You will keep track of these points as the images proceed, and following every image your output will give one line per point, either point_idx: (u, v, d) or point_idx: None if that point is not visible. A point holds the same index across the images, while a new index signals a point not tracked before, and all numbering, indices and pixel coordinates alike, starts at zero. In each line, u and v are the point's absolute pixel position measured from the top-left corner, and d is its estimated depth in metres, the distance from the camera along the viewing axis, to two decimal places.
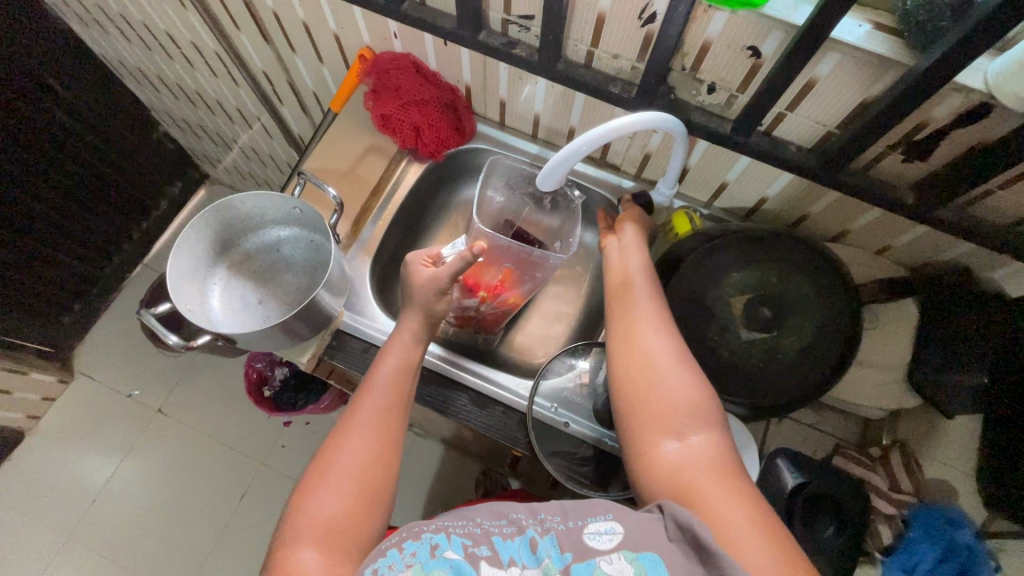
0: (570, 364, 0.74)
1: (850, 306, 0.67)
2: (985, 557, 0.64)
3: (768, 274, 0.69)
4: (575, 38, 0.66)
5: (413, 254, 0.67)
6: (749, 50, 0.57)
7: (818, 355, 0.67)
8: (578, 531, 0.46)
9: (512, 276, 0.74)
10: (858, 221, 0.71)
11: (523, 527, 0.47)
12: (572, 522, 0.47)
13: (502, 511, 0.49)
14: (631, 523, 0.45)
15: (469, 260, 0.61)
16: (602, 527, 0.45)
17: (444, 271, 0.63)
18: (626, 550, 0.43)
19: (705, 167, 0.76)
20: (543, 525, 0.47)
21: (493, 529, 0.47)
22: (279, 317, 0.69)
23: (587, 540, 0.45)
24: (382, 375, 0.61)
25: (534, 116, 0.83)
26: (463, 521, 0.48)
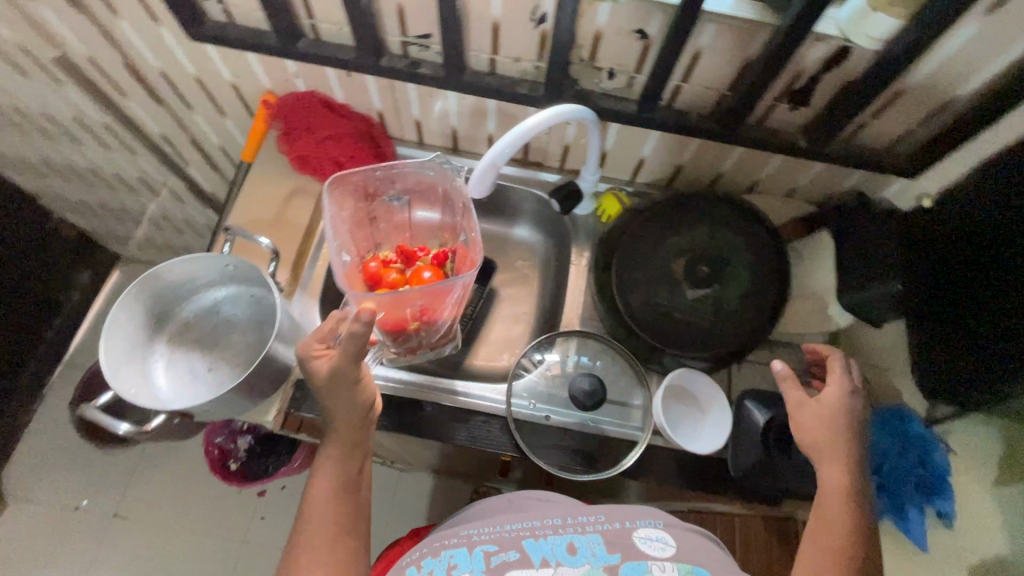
0: (537, 359, 0.76)
1: (775, 251, 0.73)
2: (937, 441, 0.69)
3: (698, 236, 0.75)
4: (475, 49, 0.68)
5: (304, 344, 0.60)
6: (637, 33, 0.62)
7: (759, 298, 0.72)
8: (627, 533, 0.53)
9: (428, 305, 0.66)
10: (765, 171, 0.79)
11: (568, 531, 0.53)
12: (621, 525, 0.54)
13: (537, 522, 0.55)
14: (681, 539, 0.53)
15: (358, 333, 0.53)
16: (650, 534, 0.53)
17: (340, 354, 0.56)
18: (676, 561, 0.50)
19: (621, 147, 0.80)
20: (585, 527, 0.54)
21: (522, 535, 0.53)
22: (233, 381, 0.66)
23: (637, 542, 0.52)
24: (322, 485, 0.59)
25: (451, 130, 0.84)
26: (488, 529, 0.55)
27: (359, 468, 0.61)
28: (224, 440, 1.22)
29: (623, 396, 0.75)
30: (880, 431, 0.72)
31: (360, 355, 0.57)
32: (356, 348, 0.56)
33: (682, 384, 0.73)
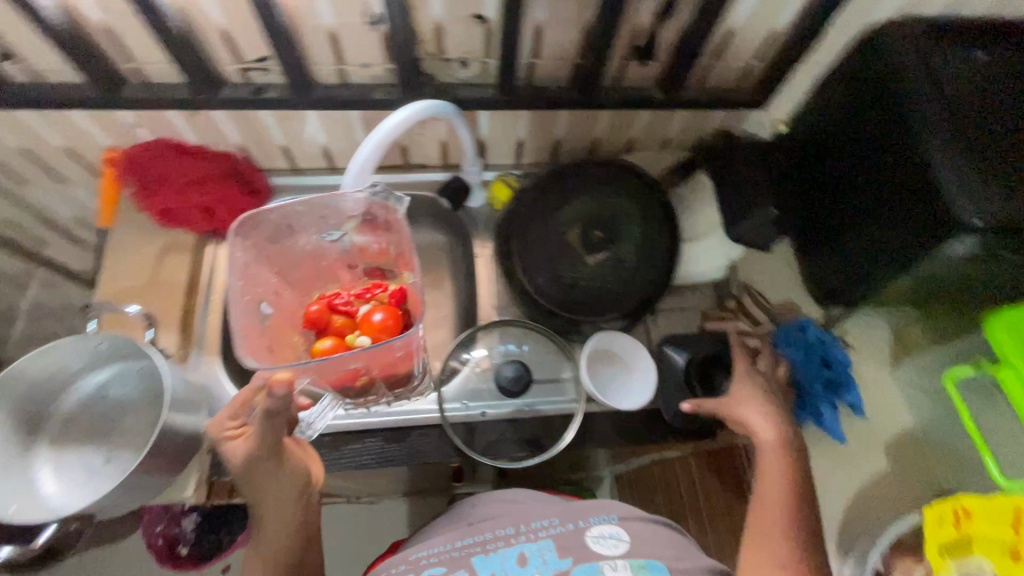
0: (464, 358, 0.76)
1: (660, 202, 0.76)
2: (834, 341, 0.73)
3: (588, 204, 0.76)
4: (319, 62, 0.65)
5: (214, 423, 0.55)
6: (475, 18, 0.61)
7: (654, 249, 0.75)
8: (581, 532, 0.56)
9: (368, 361, 0.62)
10: (636, 128, 0.82)
11: (519, 540, 0.56)
12: (576, 524, 0.57)
13: (489, 533, 0.58)
14: (634, 531, 0.56)
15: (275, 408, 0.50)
16: (605, 531, 0.56)
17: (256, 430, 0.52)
18: (629, 558, 0.54)
19: (496, 132, 0.80)
20: (538, 533, 0.57)
21: (472, 552, 0.56)
22: (126, 469, 0.60)
23: (589, 542, 0.55)
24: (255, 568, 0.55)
25: (321, 150, 0.80)
26: (438, 549, 0.57)
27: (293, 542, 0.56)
28: (166, 525, 1.11)
29: (552, 373, 0.75)
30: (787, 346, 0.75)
31: (277, 435, 0.53)
32: (270, 426, 0.52)
33: (609, 348, 0.76)
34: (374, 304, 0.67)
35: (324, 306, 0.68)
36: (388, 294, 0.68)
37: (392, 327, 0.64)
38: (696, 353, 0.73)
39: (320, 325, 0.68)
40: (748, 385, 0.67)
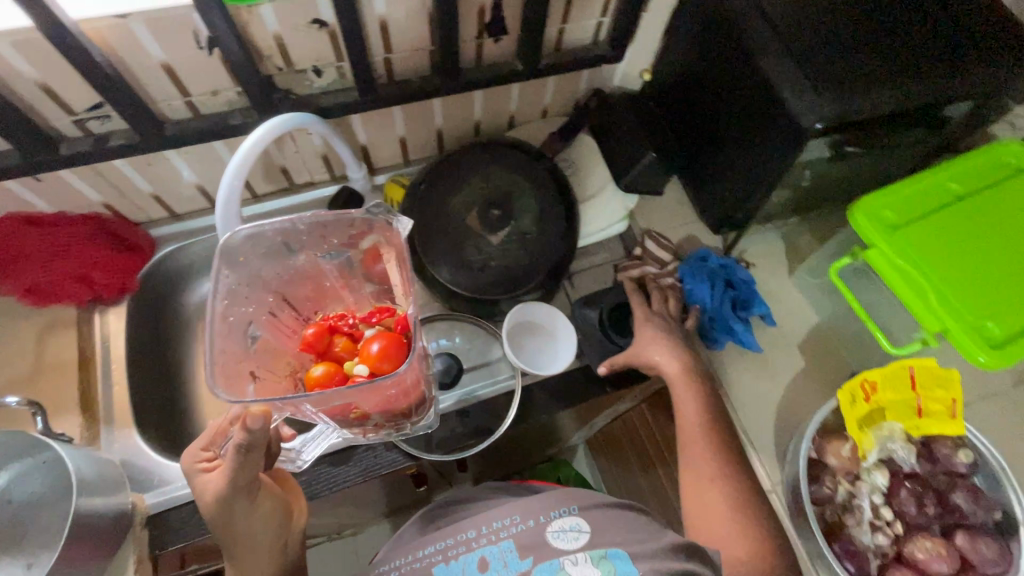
0: None
1: (549, 171, 0.78)
2: (733, 263, 0.78)
3: (479, 186, 0.76)
4: (162, 98, 0.62)
5: (185, 459, 0.53)
6: (316, 24, 0.60)
7: (552, 214, 0.76)
8: (542, 528, 0.57)
9: (358, 397, 0.52)
10: (512, 103, 0.84)
11: (480, 545, 0.57)
12: (537, 520, 0.57)
13: (449, 540, 0.59)
14: (594, 520, 0.57)
15: (246, 438, 0.46)
16: (566, 524, 0.57)
17: (227, 466, 0.49)
18: (588, 548, 0.55)
19: (375, 134, 0.79)
20: (498, 534, 0.57)
21: (435, 560, 0.57)
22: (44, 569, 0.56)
23: (550, 537, 0.56)
24: None
25: (196, 190, 0.76)
26: (403, 562, 0.59)
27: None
28: None
29: (483, 356, 0.77)
30: (691, 278, 0.77)
31: (250, 472, 0.50)
32: (240, 463, 0.49)
33: (525, 317, 0.76)
34: (377, 330, 0.57)
35: (325, 331, 0.59)
36: (395, 320, 0.58)
37: (393, 358, 0.54)
38: (606, 305, 0.76)
39: (319, 351, 0.58)
40: (649, 329, 0.71)
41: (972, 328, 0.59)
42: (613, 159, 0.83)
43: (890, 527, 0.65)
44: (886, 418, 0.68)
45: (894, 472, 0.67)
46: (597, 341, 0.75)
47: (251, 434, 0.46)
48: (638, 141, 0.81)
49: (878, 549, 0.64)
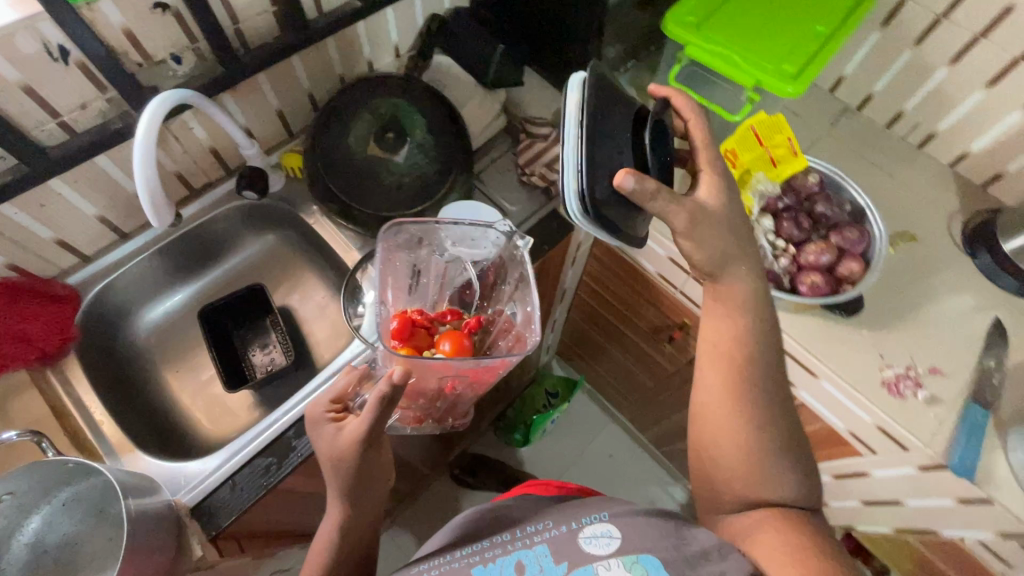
0: (361, 307, 0.81)
1: (423, 86, 0.85)
2: None
3: (368, 119, 0.83)
4: (34, 126, 0.63)
5: (318, 408, 0.61)
6: (157, 7, 0.63)
7: (439, 119, 0.84)
8: (574, 535, 0.53)
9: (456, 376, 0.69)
10: (366, 48, 0.90)
11: (516, 547, 0.54)
12: (572, 526, 0.54)
13: (487, 542, 0.57)
14: (630, 525, 0.52)
15: (386, 391, 0.54)
16: (597, 530, 0.53)
17: (365, 415, 0.57)
18: (621, 554, 0.50)
19: (252, 112, 0.83)
20: (532, 539, 0.55)
21: (475, 561, 0.55)
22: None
23: (582, 543, 0.52)
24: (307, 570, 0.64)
25: (100, 222, 0.77)
26: (439, 561, 0.57)
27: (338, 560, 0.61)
28: None
29: None
30: None
31: (378, 423, 0.57)
32: (381, 409, 0.56)
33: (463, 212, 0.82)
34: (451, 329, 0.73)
35: (411, 322, 0.71)
36: (463, 322, 0.75)
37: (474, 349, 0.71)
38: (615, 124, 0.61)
39: (403, 337, 0.70)
40: None
41: (778, 73, 0.75)
42: (475, 68, 0.93)
43: (788, 249, 0.82)
44: (753, 175, 0.84)
45: (774, 212, 0.84)
46: (611, 152, 0.58)
47: (389, 386, 0.55)
48: (485, 39, 0.92)
49: (785, 270, 0.81)
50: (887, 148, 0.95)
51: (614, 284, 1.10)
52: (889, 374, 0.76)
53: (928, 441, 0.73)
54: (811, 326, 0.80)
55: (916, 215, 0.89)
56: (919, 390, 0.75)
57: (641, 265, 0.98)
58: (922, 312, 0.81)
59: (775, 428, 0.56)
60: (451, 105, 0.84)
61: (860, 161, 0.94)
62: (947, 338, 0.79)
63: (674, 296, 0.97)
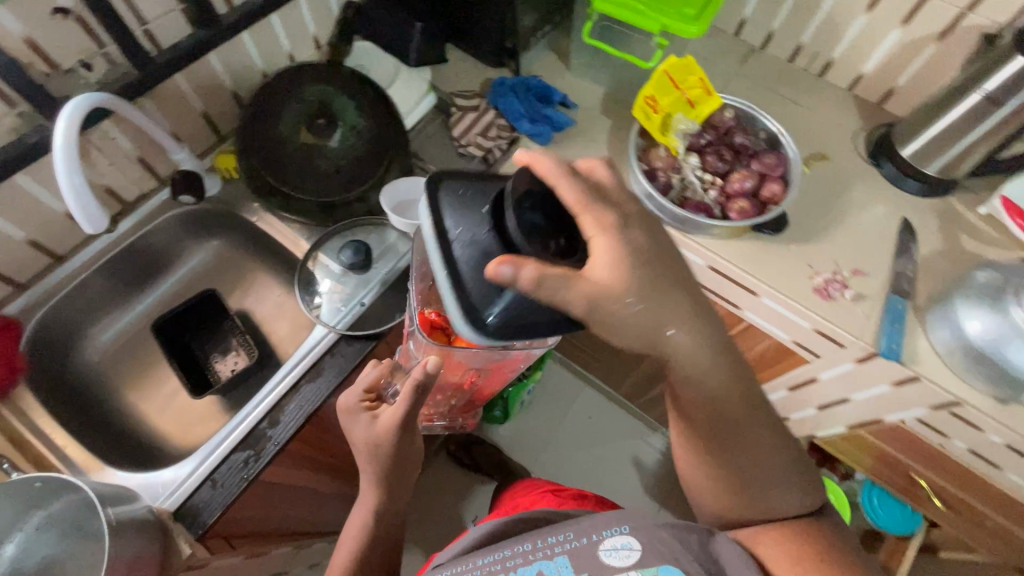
0: (319, 294, 0.81)
1: (348, 70, 0.86)
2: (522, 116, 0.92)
3: (297, 108, 0.83)
4: None
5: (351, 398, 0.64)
6: (57, 12, 0.62)
7: (368, 101, 0.85)
8: (595, 547, 0.60)
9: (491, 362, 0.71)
10: (285, 41, 0.90)
11: (536, 558, 0.62)
12: (591, 538, 0.62)
13: (507, 551, 0.64)
14: (646, 538, 0.58)
15: (420, 379, 0.58)
16: (618, 543, 0.59)
17: (401, 403, 0.60)
18: (641, 565, 0.56)
19: (175, 117, 0.82)
20: (552, 550, 0.62)
21: (494, 566, 0.63)
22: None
23: (603, 554, 0.59)
24: (343, 549, 0.72)
25: (31, 246, 0.74)
26: (465, 566, 0.65)
27: (375, 528, 0.70)
28: None
29: (383, 242, 0.85)
30: (517, 88, 0.94)
31: (412, 410, 0.61)
32: (415, 396, 0.59)
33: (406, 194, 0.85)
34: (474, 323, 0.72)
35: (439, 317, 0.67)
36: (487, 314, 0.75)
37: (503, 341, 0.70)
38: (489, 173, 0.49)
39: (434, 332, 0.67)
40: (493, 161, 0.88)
41: (681, 17, 0.80)
42: (397, 49, 0.94)
43: (715, 181, 0.88)
44: (673, 117, 0.89)
45: (698, 149, 0.89)
46: (483, 228, 0.45)
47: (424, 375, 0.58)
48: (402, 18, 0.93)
49: (715, 201, 0.87)
50: (793, 79, 1.03)
51: None
52: (819, 280, 0.83)
53: (860, 334, 0.80)
54: (745, 249, 0.86)
55: (825, 138, 0.97)
56: (846, 290, 0.82)
57: None
58: (841, 222, 0.88)
59: (748, 470, 0.56)
60: (377, 86, 0.85)
61: (770, 95, 1.01)
62: (865, 242, 0.87)
63: None
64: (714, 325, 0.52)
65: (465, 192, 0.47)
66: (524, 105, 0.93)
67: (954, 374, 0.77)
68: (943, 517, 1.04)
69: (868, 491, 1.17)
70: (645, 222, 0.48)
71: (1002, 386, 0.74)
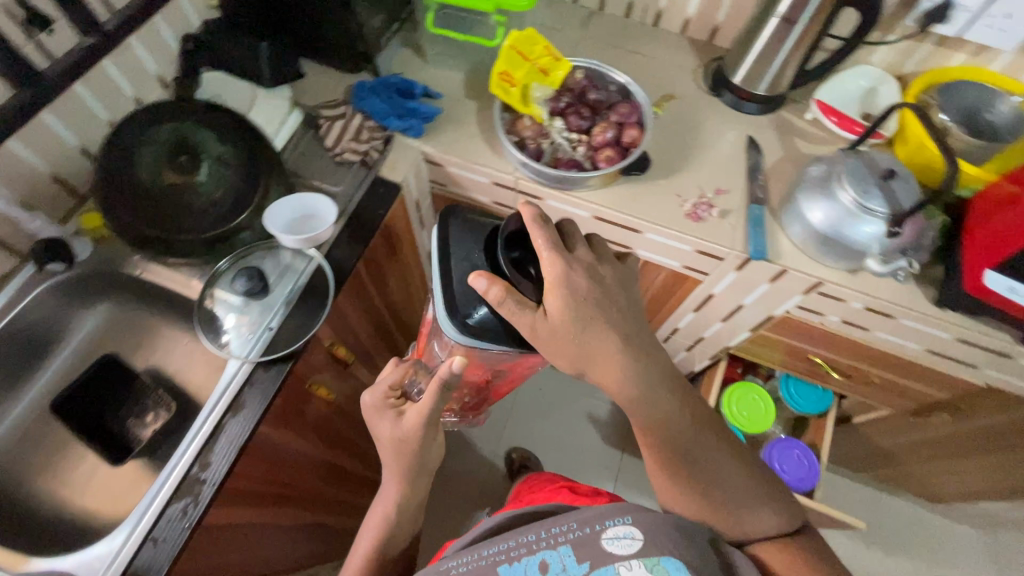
0: (225, 331, 0.81)
1: (198, 103, 0.84)
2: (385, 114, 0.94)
3: (153, 151, 0.80)
4: None
5: (377, 392, 0.74)
6: None
7: (227, 129, 0.84)
8: (596, 537, 0.63)
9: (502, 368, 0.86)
10: (124, 84, 0.88)
11: (540, 548, 0.65)
12: (595, 527, 0.64)
13: (512, 542, 0.67)
14: (645, 526, 0.62)
15: (445, 375, 0.68)
16: (620, 532, 0.63)
17: (430, 393, 0.70)
18: (643, 554, 0.60)
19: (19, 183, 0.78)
20: (557, 539, 0.65)
21: (498, 559, 0.66)
22: None
23: (606, 543, 0.63)
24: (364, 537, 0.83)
25: None
26: (471, 558, 0.67)
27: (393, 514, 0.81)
28: None
29: (279, 265, 0.85)
30: (381, 89, 0.97)
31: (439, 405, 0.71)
32: (440, 391, 0.70)
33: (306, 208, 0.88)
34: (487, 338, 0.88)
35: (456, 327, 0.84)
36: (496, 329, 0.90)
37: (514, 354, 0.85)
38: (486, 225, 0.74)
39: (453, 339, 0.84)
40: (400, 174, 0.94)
41: None
42: (249, 73, 0.94)
43: (580, 139, 0.95)
44: (530, 88, 0.96)
45: (560, 113, 0.97)
46: (473, 254, 0.72)
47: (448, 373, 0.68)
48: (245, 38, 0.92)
49: (585, 155, 0.94)
50: (632, 34, 1.12)
51: None
52: (688, 206, 0.92)
53: (732, 244, 0.89)
54: (621, 193, 0.94)
55: (669, 81, 1.07)
56: (713, 209, 0.92)
57: (477, 201, 1.07)
58: (697, 151, 0.98)
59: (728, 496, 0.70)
60: (233, 113, 0.84)
61: (615, 51, 1.09)
62: (720, 164, 0.97)
63: None
64: (664, 385, 0.71)
65: (470, 228, 0.74)
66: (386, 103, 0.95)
67: (812, 259, 0.89)
68: (847, 387, 1.18)
69: (786, 383, 1.28)
70: (593, 270, 0.68)
71: (848, 260, 0.85)
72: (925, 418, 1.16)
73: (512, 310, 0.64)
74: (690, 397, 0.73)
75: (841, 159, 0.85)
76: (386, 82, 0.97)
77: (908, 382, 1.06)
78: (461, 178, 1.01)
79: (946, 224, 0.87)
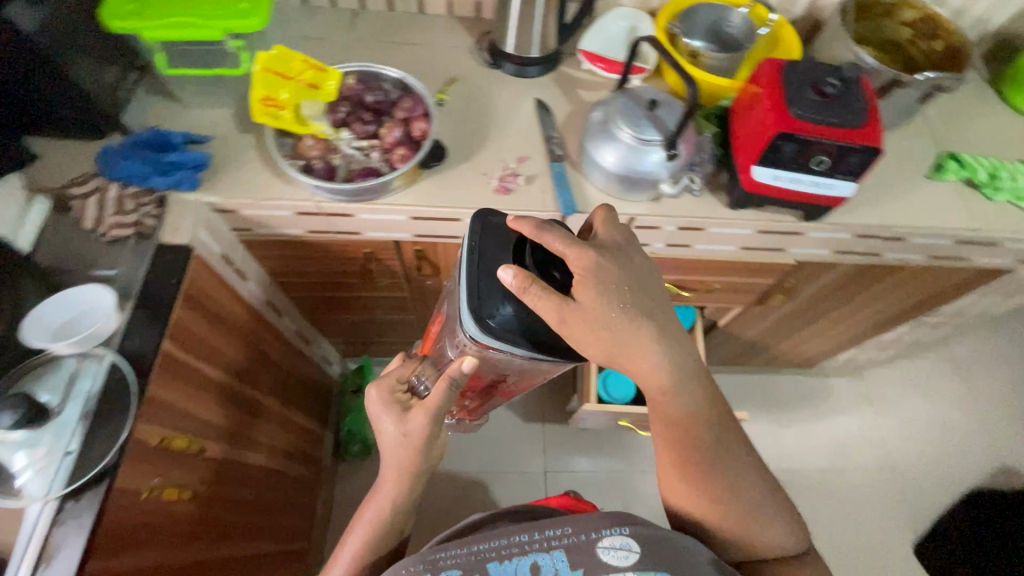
0: (10, 475, 0.67)
1: None
2: (145, 171, 0.84)
3: None
4: None
5: (382, 390, 0.78)
6: None
7: None
8: (591, 545, 0.66)
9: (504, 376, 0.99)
10: None
11: (533, 550, 0.66)
12: (592, 535, 0.66)
13: (506, 539, 0.68)
14: (641, 541, 0.65)
15: (454, 374, 0.74)
16: (616, 542, 0.65)
17: (437, 387, 0.75)
18: (636, 569, 0.63)
19: None
20: (558, 540, 0.67)
21: (492, 555, 0.67)
22: None
23: (601, 552, 0.65)
24: (346, 549, 0.80)
25: None
26: (462, 549, 0.68)
27: (388, 515, 0.80)
28: None
29: (65, 379, 0.74)
30: (131, 146, 0.86)
31: (449, 399, 0.75)
32: (447, 388, 0.74)
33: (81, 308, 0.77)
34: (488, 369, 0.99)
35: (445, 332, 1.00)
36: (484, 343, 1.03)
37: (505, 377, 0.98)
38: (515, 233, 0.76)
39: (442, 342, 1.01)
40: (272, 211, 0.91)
41: (237, 14, 0.79)
42: None
43: (370, 144, 0.92)
44: (302, 107, 0.89)
45: (342, 122, 0.93)
46: (499, 253, 0.74)
47: (455, 372, 0.75)
48: None
49: (380, 160, 0.91)
50: (400, 26, 1.10)
51: (301, 265, 1.12)
52: (495, 182, 0.93)
53: (545, 205, 0.91)
54: (428, 188, 0.92)
55: (448, 64, 1.06)
56: (518, 177, 0.93)
57: (290, 235, 1.00)
58: (491, 126, 0.99)
59: (745, 503, 0.74)
60: None
61: (388, 47, 1.07)
62: (517, 132, 0.99)
63: (338, 240, 1.02)
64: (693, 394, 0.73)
65: (501, 228, 0.76)
66: (143, 159, 0.85)
67: (619, 199, 0.93)
68: (700, 299, 1.27)
69: None
70: (619, 262, 0.69)
71: (647, 191, 0.91)
72: (767, 303, 1.29)
73: (538, 298, 0.67)
74: (720, 400, 0.76)
75: (612, 99, 0.89)
76: (137, 138, 0.87)
77: (742, 279, 1.16)
78: (262, 218, 0.94)
79: (717, 134, 0.96)
